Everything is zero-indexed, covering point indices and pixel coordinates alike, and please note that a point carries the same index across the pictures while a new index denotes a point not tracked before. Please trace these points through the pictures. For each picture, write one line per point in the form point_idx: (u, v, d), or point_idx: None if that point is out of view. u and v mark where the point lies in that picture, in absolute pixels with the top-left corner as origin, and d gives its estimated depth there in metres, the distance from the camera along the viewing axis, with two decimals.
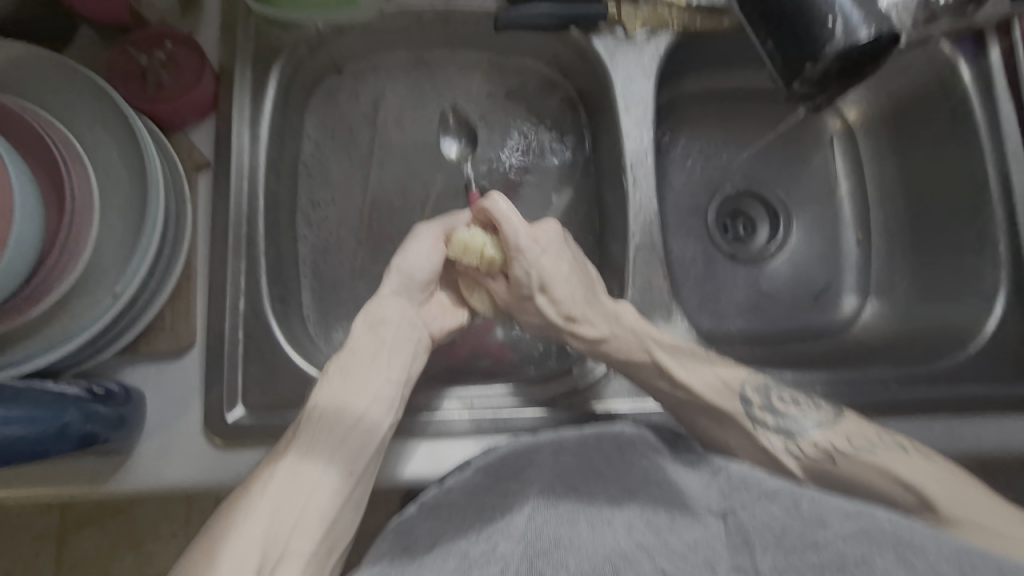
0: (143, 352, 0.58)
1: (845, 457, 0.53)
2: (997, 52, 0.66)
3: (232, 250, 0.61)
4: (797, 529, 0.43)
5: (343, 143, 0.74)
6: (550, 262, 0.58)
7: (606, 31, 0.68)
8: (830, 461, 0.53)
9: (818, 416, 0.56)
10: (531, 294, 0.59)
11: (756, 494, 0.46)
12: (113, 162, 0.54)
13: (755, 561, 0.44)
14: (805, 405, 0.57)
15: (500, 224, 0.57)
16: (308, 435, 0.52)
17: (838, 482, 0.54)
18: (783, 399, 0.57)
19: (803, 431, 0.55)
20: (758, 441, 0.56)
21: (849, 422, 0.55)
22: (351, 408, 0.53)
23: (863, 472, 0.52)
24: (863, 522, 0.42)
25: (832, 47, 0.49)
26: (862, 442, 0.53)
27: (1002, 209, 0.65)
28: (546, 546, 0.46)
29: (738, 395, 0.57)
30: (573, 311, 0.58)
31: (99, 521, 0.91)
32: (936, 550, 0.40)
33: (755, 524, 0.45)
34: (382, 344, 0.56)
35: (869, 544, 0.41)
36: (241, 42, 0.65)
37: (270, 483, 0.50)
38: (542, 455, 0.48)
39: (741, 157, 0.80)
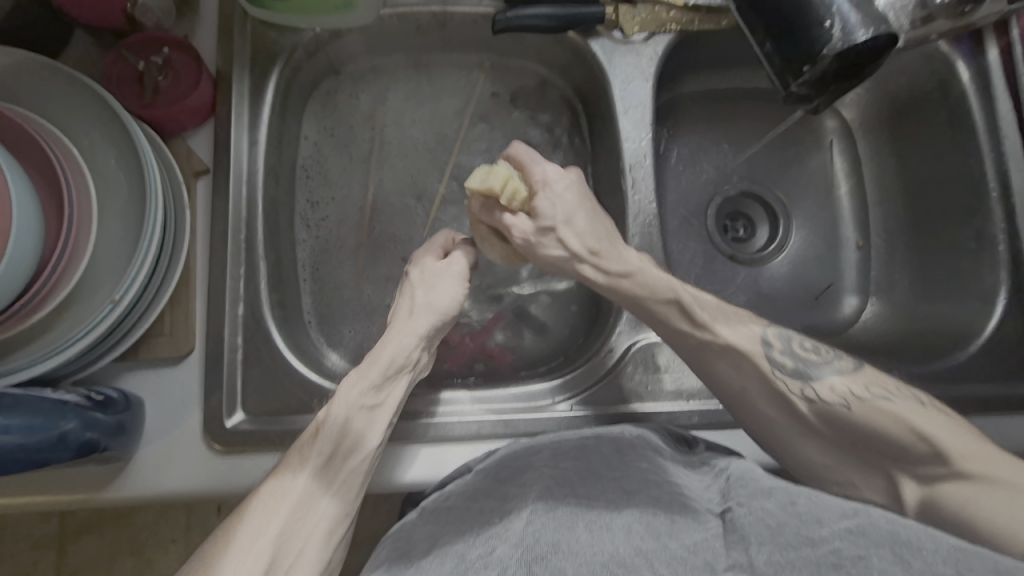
0: (141, 358, 0.58)
1: (860, 403, 0.52)
2: (995, 52, 0.66)
3: (231, 256, 0.61)
4: (794, 526, 0.41)
5: (342, 147, 0.74)
6: (571, 198, 0.58)
7: (604, 33, 0.68)
8: (844, 405, 0.52)
9: (838, 364, 0.55)
10: (554, 226, 0.57)
11: (752, 491, 0.45)
12: (111, 168, 0.54)
13: (751, 556, 0.41)
14: (826, 355, 0.56)
15: (527, 161, 0.58)
16: (325, 465, 0.50)
17: (848, 428, 0.52)
18: (802, 347, 0.56)
19: (819, 376, 0.54)
20: (773, 384, 0.55)
21: (869, 373, 0.54)
22: (361, 447, 0.52)
23: (874, 418, 0.51)
24: (859, 520, 0.41)
25: (831, 48, 0.49)
26: (877, 390, 0.52)
27: (1000, 209, 0.66)
28: (543, 552, 0.43)
29: (760, 338, 0.56)
30: (595, 245, 0.57)
31: (99, 528, 0.90)
32: (932, 548, 0.38)
33: (750, 521, 0.43)
34: (398, 390, 0.56)
35: (866, 542, 0.39)
36: (238, 46, 0.65)
37: (285, 498, 0.48)
38: (541, 457, 0.51)
39: (739, 158, 0.80)
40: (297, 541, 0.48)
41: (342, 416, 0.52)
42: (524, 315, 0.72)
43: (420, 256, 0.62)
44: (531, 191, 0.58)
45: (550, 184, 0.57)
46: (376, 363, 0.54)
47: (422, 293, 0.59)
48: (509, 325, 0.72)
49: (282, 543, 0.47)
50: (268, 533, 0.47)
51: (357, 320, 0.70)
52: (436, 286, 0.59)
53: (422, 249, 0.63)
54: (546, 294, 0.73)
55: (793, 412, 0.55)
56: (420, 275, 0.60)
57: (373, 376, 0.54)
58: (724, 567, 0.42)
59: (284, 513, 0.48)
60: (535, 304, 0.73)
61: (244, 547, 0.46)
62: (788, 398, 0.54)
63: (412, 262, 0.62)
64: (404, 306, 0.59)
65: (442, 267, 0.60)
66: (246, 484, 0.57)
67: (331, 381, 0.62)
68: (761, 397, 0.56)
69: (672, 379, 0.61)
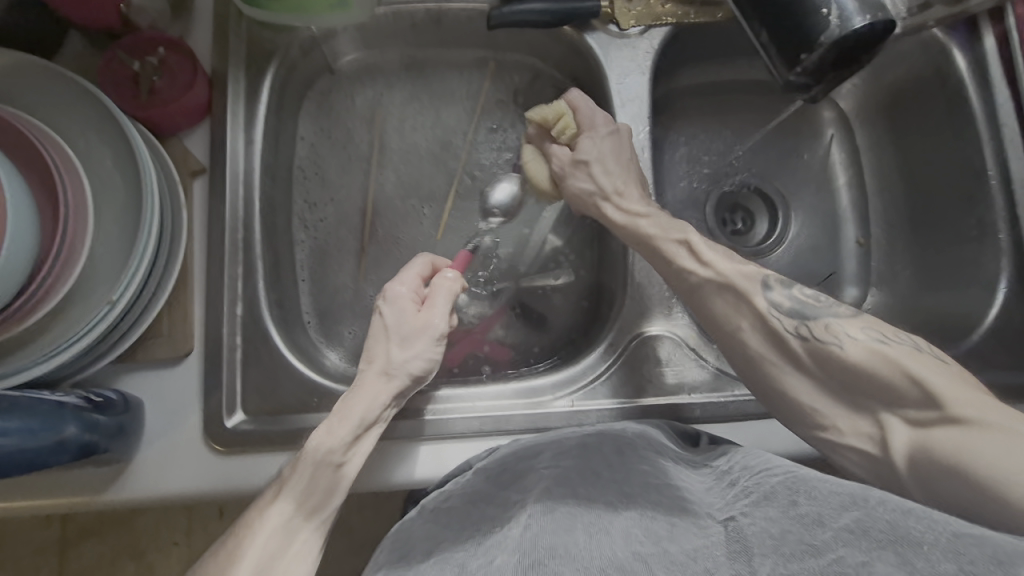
0: (139, 359, 0.57)
1: (854, 343, 0.50)
2: (991, 39, 0.66)
3: (228, 255, 0.60)
4: (797, 534, 0.40)
5: (339, 145, 0.74)
6: (611, 145, 0.63)
7: (600, 27, 0.68)
8: (838, 344, 0.50)
9: (838, 310, 0.53)
10: (586, 162, 0.63)
11: (755, 499, 0.44)
12: (106, 169, 0.54)
13: (754, 568, 0.40)
14: (826, 301, 0.54)
15: (581, 103, 0.64)
16: (298, 508, 0.50)
17: (838, 367, 0.50)
18: (804, 292, 0.55)
19: (815, 317, 0.52)
20: (768, 321, 0.53)
21: (869, 318, 0.52)
22: (327, 504, 0.52)
23: (868, 358, 0.49)
24: (857, 514, 0.39)
25: (828, 36, 0.49)
26: (875, 333, 0.50)
27: (1001, 196, 0.65)
28: (541, 557, 0.43)
29: (760, 281, 0.55)
30: (621, 185, 0.62)
31: (100, 532, 0.90)
32: (933, 542, 0.36)
33: (755, 531, 0.42)
34: (366, 443, 0.54)
35: (868, 544, 0.38)
36: (233, 45, 0.64)
37: (262, 525, 0.50)
38: (543, 459, 0.50)
39: (737, 150, 0.80)
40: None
41: (309, 473, 0.51)
42: (523, 311, 0.72)
43: (394, 290, 0.59)
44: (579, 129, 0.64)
45: (594, 128, 0.63)
46: (347, 420, 0.53)
47: (397, 352, 0.56)
48: (510, 320, 0.72)
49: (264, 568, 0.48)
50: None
51: (357, 319, 0.70)
52: (413, 348, 0.56)
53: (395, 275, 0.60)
54: (544, 290, 0.73)
55: (784, 352, 0.53)
56: (397, 328, 0.57)
57: (342, 435, 0.52)
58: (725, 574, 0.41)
59: (251, 559, 0.48)
60: (535, 300, 0.72)
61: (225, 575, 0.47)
62: (781, 336, 0.53)
63: (387, 297, 0.58)
64: (377, 364, 0.56)
65: (419, 327, 0.57)
66: (246, 484, 0.56)
67: (331, 380, 0.61)
68: (751, 334, 0.54)
69: (676, 372, 0.61)
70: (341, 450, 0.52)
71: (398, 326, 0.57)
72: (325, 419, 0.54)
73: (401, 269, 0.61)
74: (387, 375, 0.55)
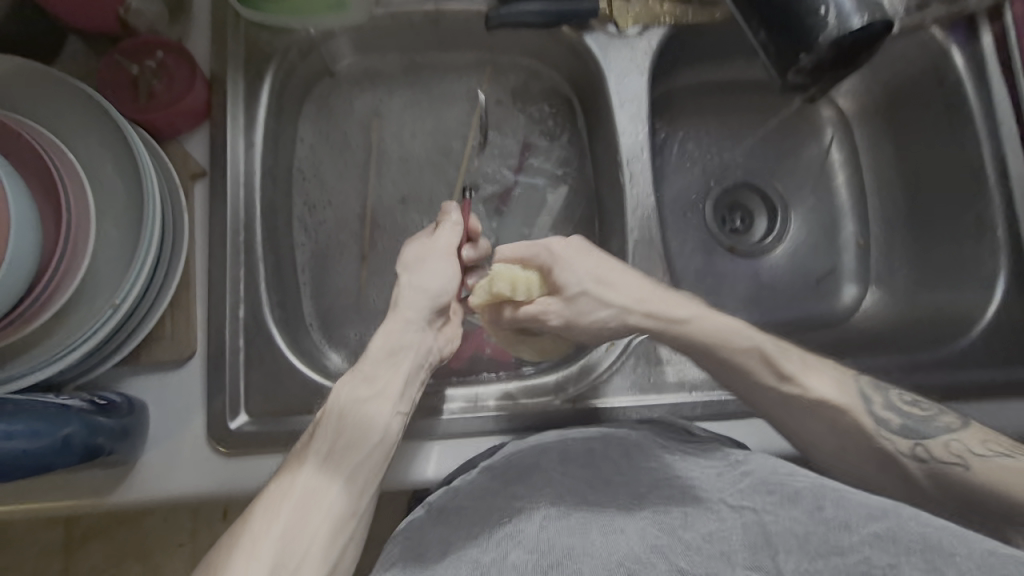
0: (142, 362, 0.58)
1: (979, 462, 0.53)
2: (988, 37, 0.66)
3: (229, 258, 0.61)
4: (822, 535, 0.44)
5: (339, 147, 0.74)
6: (591, 257, 0.57)
7: (598, 27, 0.68)
8: (963, 465, 0.53)
9: (945, 420, 0.55)
10: (581, 291, 0.56)
11: (779, 498, 0.46)
12: (107, 173, 0.54)
13: (778, 563, 0.44)
14: (929, 410, 0.56)
15: (524, 252, 0.57)
16: (325, 467, 0.49)
17: (959, 486, 0.54)
18: (905, 402, 0.56)
19: (933, 437, 0.54)
20: (881, 444, 0.56)
21: (978, 430, 0.54)
22: (358, 447, 0.51)
23: (993, 478, 0.52)
24: (889, 525, 0.43)
25: (826, 36, 0.49)
26: (996, 449, 0.53)
27: (998, 193, 0.66)
28: (559, 557, 0.46)
29: (858, 392, 0.57)
30: (638, 293, 0.57)
31: (105, 534, 0.90)
32: (967, 554, 0.42)
33: (779, 529, 0.45)
34: (397, 375, 0.53)
35: (896, 549, 0.43)
36: (232, 49, 0.65)
37: (290, 493, 0.48)
38: (550, 460, 0.50)
39: (737, 150, 0.80)
40: (297, 549, 0.47)
41: (337, 416, 0.51)
42: None
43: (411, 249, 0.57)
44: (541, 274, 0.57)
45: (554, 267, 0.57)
46: (369, 356, 0.53)
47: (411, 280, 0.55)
48: None
49: (293, 528, 0.47)
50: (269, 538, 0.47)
51: (359, 321, 0.70)
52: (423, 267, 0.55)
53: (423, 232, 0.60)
54: None
55: (902, 474, 0.56)
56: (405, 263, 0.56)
57: (363, 372, 0.52)
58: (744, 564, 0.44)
59: (281, 524, 0.47)
60: None
61: (245, 550, 0.46)
62: (899, 461, 0.55)
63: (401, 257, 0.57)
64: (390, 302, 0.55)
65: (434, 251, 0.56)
66: (250, 485, 0.57)
67: (333, 382, 0.62)
68: (866, 452, 0.56)
69: (675, 372, 0.62)
70: (366, 388, 0.52)
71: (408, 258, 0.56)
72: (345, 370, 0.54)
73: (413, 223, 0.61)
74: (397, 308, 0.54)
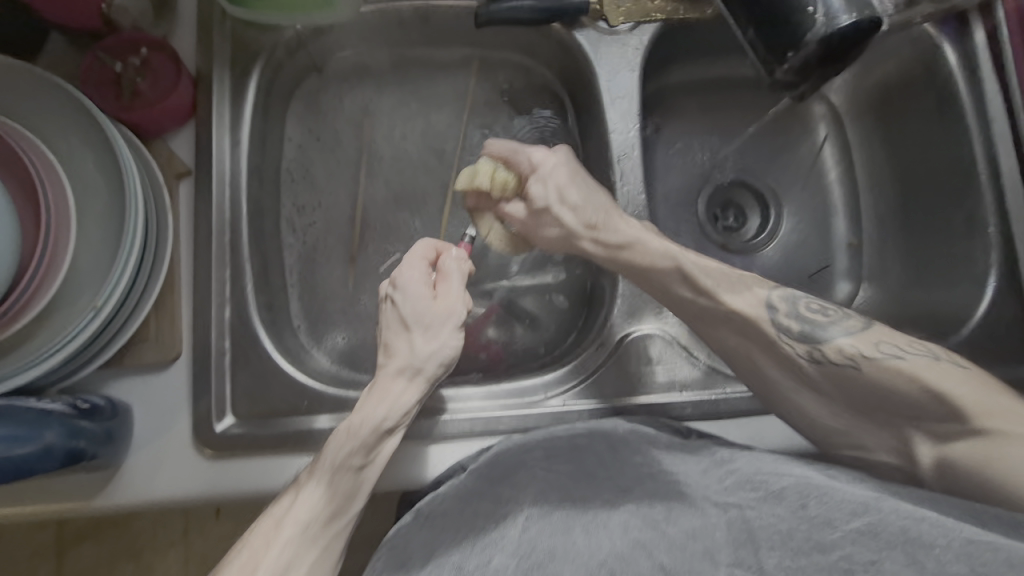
0: (127, 364, 0.57)
1: (872, 363, 0.51)
2: (980, 34, 0.66)
3: (216, 258, 0.60)
4: (805, 532, 0.43)
5: (327, 146, 0.73)
6: (566, 174, 0.60)
7: (588, 23, 0.67)
8: (853, 365, 0.52)
9: (846, 324, 0.54)
10: (546, 207, 0.60)
11: (761, 494, 0.45)
12: (89, 172, 0.53)
13: (760, 560, 0.44)
14: (834, 315, 0.55)
15: (507, 153, 0.62)
16: (308, 529, 0.49)
17: (857, 387, 0.52)
18: (810, 308, 0.56)
19: (827, 338, 0.54)
20: (779, 348, 0.54)
21: (879, 331, 0.53)
22: (347, 509, 0.51)
23: (889, 377, 0.51)
24: (870, 518, 0.42)
25: (814, 34, 0.49)
26: (889, 348, 0.52)
27: (990, 190, 0.65)
28: (540, 560, 0.46)
29: (765, 301, 0.56)
30: (592, 218, 0.59)
31: (95, 535, 0.90)
32: (945, 545, 0.39)
33: (762, 525, 0.44)
34: (388, 442, 0.53)
35: (879, 544, 0.41)
36: (218, 45, 0.64)
37: (277, 536, 0.49)
38: (535, 457, 0.50)
39: (729, 148, 0.79)
40: None
41: (326, 477, 0.51)
42: (513, 309, 0.72)
43: (404, 278, 0.55)
44: (519, 178, 0.62)
45: (535, 170, 0.60)
46: (367, 423, 0.52)
47: (422, 343, 0.54)
48: (501, 319, 0.71)
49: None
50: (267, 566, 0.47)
51: (349, 322, 0.70)
52: (439, 336, 0.54)
53: (411, 261, 0.56)
54: (539, 288, 0.73)
55: (801, 377, 0.55)
56: (416, 320, 0.54)
57: (363, 438, 0.51)
58: (728, 562, 0.44)
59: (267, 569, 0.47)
60: (526, 298, 0.72)
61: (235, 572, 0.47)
62: (794, 362, 0.54)
63: (399, 285, 0.55)
64: (400, 361, 0.54)
65: (442, 315, 0.54)
66: (237, 488, 0.56)
67: (322, 383, 0.61)
68: (767, 361, 0.56)
69: (669, 372, 0.61)
70: (361, 454, 0.51)
71: (416, 315, 0.54)
72: (341, 424, 0.53)
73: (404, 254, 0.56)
74: (411, 372, 0.54)
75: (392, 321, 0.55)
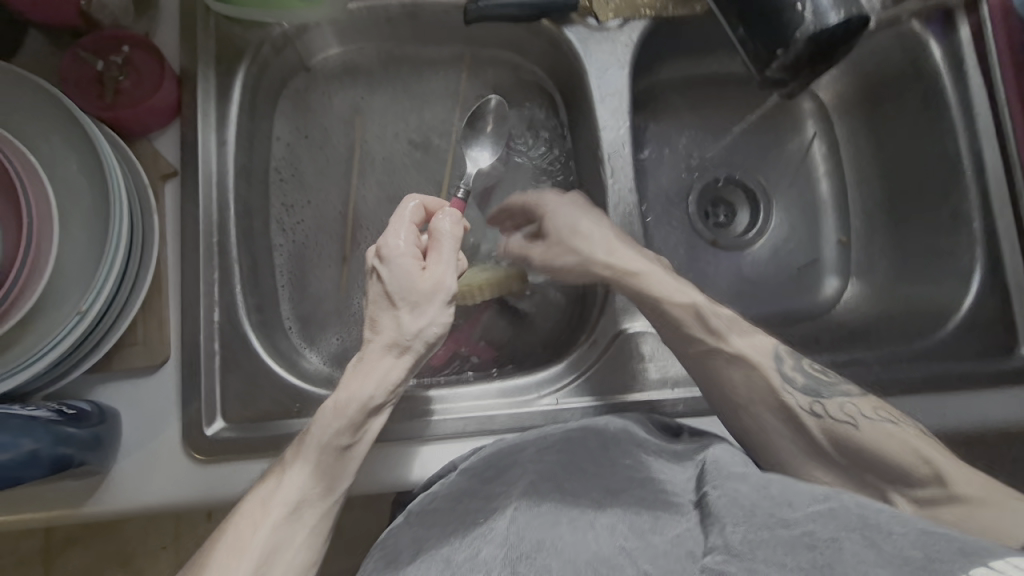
0: (114, 368, 0.56)
1: (867, 424, 0.53)
2: (966, 30, 0.67)
3: (204, 260, 0.59)
4: (767, 509, 0.44)
5: (316, 145, 0.72)
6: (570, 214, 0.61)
7: (578, 20, 0.67)
8: (852, 424, 0.53)
9: (846, 386, 0.56)
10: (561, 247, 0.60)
11: (727, 474, 0.47)
12: (70, 173, 0.52)
13: (726, 538, 0.44)
14: (833, 377, 0.57)
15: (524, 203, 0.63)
16: (296, 508, 0.49)
17: (854, 448, 0.53)
18: (811, 366, 0.58)
19: (828, 395, 0.55)
20: (784, 398, 0.55)
21: (873, 398, 0.56)
22: (331, 489, 0.50)
23: (881, 439, 0.52)
24: (830, 505, 0.44)
25: (803, 32, 0.49)
26: (884, 414, 0.54)
27: (975, 186, 0.66)
28: (528, 550, 0.45)
29: (772, 352, 0.57)
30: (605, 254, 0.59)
31: (84, 540, 0.89)
32: (903, 532, 0.41)
33: (725, 501, 0.45)
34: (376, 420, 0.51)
35: (838, 524, 0.42)
36: (202, 42, 0.63)
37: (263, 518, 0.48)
38: (527, 455, 0.51)
39: (720, 145, 0.80)
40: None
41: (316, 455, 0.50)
42: (506, 309, 0.71)
43: (389, 247, 0.50)
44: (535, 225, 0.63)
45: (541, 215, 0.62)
46: (354, 398, 0.50)
47: (408, 321, 0.49)
48: (494, 317, 0.71)
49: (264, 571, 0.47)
50: (259, 539, 0.47)
51: (339, 323, 0.69)
52: (426, 313, 0.49)
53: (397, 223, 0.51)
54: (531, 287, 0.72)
55: (800, 431, 0.55)
56: (402, 296, 0.49)
57: (348, 419, 0.50)
58: (704, 552, 0.44)
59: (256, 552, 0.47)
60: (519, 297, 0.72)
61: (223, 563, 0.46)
62: (796, 412, 0.55)
63: (384, 256, 0.50)
64: (386, 337, 0.50)
65: (429, 290, 0.49)
66: (228, 492, 0.56)
67: (313, 385, 0.61)
68: (764, 406, 0.55)
69: (663, 369, 0.61)
70: (348, 434, 0.50)
71: (402, 291, 0.49)
72: (326, 402, 0.51)
73: (390, 217, 0.51)
74: (398, 349, 0.50)
75: (377, 296, 0.50)
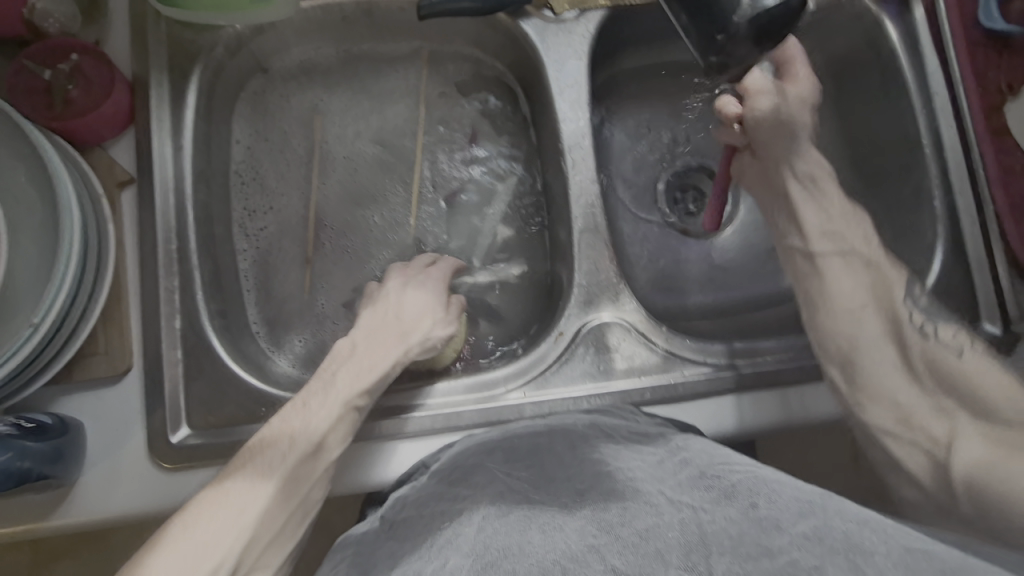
0: (75, 379, 0.56)
1: (969, 356, 0.53)
2: (920, 10, 0.67)
3: (163, 267, 0.59)
4: (754, 536, 0.41)
5: (277, 148, 0.72)
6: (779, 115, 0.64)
7: (534, 12, 0.67)
8: (956, 351, 0.54)
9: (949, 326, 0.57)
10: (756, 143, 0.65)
11: (715, 493, 0.45)
12: (19, 185, 0.52)
13: (709, 565, 0.41)
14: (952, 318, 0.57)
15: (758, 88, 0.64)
16: (288, 480, 0.50)
17: (946, 371, 0.53)
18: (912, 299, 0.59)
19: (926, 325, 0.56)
20: (898, 310, 0.57)
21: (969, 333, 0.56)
22: (335, 447, 0.54)
23: (979, 369, 0.52)
24: (815, 522, 0.41)
25: (740, 16, 0.49)
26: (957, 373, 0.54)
27: (935, 164, 0.66)
28: (494, 558, 0.44)
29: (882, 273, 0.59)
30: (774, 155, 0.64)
31: (72, 552, 0.89)
32: (886, 552, 0.38)
33: (714, 528, 0.43)
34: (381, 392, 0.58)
35: (823, 550, 0.39)
36: (154, 50, 0.62)
37: (244, 493, 0.48)
38: (496, 459, 0.52)
39: (686, 132, 0.79)
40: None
41: (332, 415, 0.53)
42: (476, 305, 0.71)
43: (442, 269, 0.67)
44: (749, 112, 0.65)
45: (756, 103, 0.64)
46: (377, 367, 0.57)
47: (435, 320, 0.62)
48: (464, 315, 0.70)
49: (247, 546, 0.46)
50: (252, 515, 0.47)
51: (307, 325, 0.69)
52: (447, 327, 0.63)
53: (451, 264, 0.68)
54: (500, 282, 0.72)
55: (899, 349, 0.55)
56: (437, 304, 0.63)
57: (373, 379, 0.56)
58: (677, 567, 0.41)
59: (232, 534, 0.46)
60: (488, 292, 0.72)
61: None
62: (900, 330, 0.56)
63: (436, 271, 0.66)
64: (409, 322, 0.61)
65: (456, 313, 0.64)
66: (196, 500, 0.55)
67: (279, 388, 0.61)
68: (864, 318, 0.57)
69: (626, 358, 0.61)
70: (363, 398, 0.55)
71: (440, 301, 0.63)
72: (342, 370, 0.56)
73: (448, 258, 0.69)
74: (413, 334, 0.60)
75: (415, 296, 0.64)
